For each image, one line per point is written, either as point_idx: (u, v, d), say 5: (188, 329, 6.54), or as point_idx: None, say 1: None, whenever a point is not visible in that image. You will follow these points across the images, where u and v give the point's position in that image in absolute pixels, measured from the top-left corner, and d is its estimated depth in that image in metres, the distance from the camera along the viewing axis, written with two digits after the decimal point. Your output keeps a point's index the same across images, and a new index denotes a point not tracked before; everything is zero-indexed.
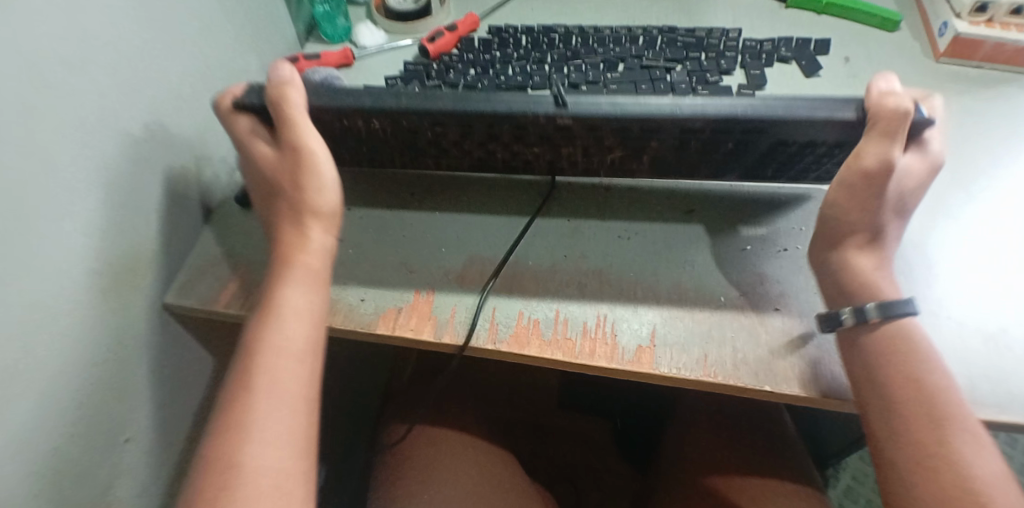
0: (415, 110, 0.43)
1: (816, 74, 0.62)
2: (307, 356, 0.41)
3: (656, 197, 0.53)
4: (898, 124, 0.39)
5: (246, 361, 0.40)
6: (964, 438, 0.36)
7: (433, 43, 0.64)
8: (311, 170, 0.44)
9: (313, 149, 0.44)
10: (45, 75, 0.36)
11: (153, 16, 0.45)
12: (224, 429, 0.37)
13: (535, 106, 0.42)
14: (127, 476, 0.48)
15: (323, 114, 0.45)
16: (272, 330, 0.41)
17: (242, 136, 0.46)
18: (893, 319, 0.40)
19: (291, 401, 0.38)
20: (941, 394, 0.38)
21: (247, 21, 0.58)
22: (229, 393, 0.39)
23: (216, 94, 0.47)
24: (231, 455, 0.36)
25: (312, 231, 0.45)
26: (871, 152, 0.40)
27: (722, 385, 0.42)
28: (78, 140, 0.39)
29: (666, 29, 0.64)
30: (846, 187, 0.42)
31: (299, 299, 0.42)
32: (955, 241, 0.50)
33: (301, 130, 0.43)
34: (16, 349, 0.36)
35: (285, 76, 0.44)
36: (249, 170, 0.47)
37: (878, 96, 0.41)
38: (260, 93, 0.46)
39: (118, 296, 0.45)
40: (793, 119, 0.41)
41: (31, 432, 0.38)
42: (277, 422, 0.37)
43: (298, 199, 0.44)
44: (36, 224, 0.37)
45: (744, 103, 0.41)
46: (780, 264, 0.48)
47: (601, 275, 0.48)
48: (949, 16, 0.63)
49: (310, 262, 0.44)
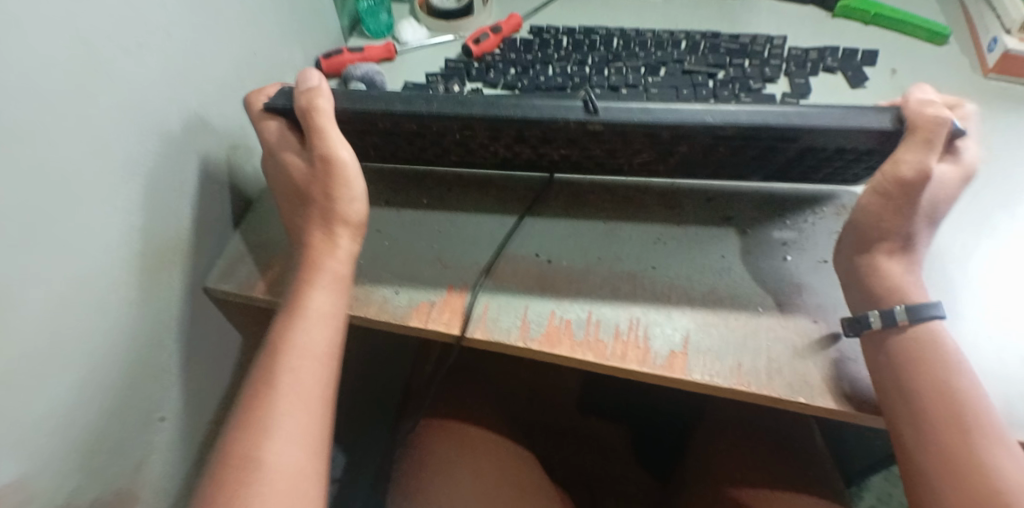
0: (445, 116, 0.42)
1: (862, 85, 0.60)
2: (327, 360, 0.41)
3: (693, 203, 0.53)
4: (937, 132, 0.39)
5: (270, 359, 0.40)
6: (987, 444, 0.36)
7: (477, 44, 0.64)
8: (341, 181, 0.44)
9: (343, 159, 0.44)
10: (104, 56, 0.38)
11: (207, 6, 0.47)
12: (245, 424, 0.38)
13: (565, 112, 0.41)
14: (161, 454, 0.50)
15: (348, 118, 0.45)
16: (297, 331, 0.41)
17: (274, 141, 0.46)
18: (923, 321, 0.39)
19: (310, 402, 0.39)
20: (966, 401, 0.37)
21: (295, 14, 0.60)
22: (252, 389, 0.39)
23: (247, 95, 0.47)
24: (249, 450, 0.36)
25: (341, 238, 0.45)
26: (909, 160, 0.40)
27: (755, 395, 0.41)
28: (131, 122, 0.41)
29: (709, 34, 0.63)
30: (880, 193, 0.41)
31: (324, 304, 0.43)
32: (997, 260, 0.48)
33: (332, 139, 0.43)
34: (65, 324, 0.38)
35: (317, 86, 0.44)
36: (275, 176, 0.47)
37: (918, 105, 0.40)
38: (288, 96, 0.45)
39: (159, 276, 0.46)
40: (824, 129, 0.40)
41: (77, 404, 0.40)
42: (295, 421, 0.38)
43: (327, 207, 0.44)
44: (87, 198, 0.38)
45: (776, 112, 0.40)
46: (819, 275, 0.47)
47: (634, 279, 0.48)
48: (999, 32, 0.62)
49: (337, 268, 0.44)
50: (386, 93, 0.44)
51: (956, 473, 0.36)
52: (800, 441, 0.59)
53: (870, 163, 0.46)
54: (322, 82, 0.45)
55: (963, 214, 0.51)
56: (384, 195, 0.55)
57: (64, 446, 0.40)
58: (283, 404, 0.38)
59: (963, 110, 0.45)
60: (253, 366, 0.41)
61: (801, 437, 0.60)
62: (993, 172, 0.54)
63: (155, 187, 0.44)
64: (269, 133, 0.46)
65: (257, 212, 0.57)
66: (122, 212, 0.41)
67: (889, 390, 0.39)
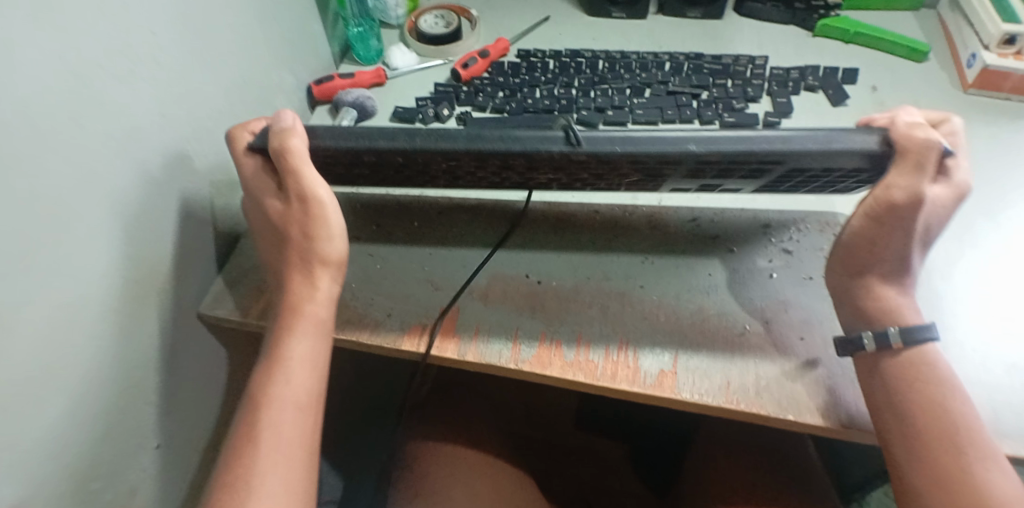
0: (431, 149, 0.43)
1: (843, 103, 0.62)
2: (309, 409, 0.41)
3: (678, 222, 0.54)
4: (926, 156, 0.40)
5: (250, 415, 0.40)
6: (977, 457, 0.36)
7: (466, 69, 0.66)
8: (319, 220, 0.45)
9: (320, 198, 0.44)
10: (96, 91, 0.38)
11: (197, 39, 0.48)
12: (227, 482, 0.38)
13: (548, 144, 0.42)
14: (153, 481, 0.50)
15: (337, 155, 0.45)
16: (278, 382, 0.41)
17: (251, 179, 0.46)
18: (916, 344, 0.40)
19: (292, 455, 0.39)
20: (956, 416, 0.37)
21: (285, 42, 0.61)
22: (236, 443, 0.39)
23: (230, 131, 0.47)
24: (231, 507, 0.37)
25: (319, 280, 0.45)
26: (901, 185, 0.40)
27: (744, 413, 0.42)
28: (123, 153, 0.41)
29: (692, 55, 0.65)
30: (872, 217, 0.42)
31: (304, 352, 0.43)
32: (981, 271, 0.49)
33: (308, 179, 0.44)
34: (57, 354, 0.38)
35: (291, 126, 0.45)
36: (257, 213, 0.47)
37: (907, 129, 0.41)
38: (264, 135, 0.46)
39: (151, 304, 0.47)
40: (805, 152, 0.40)
41: (70, 433, 0.40)
42: (276, 475, 0.38)
43: (307, 246, 0.45)
44: (79, 228, 0.38)
45: (760, 138, 0.41)
46: (804, 292, 0.48)
47: (623, 298, 0.49)
48: (977, 48, 0.63)
49: (317, 313, 0.44)
50: (374, 129, 0.44)
51: (945, 485, 0.36)
52: (795, 455, 0.60)
53: (860, 179, 0.47)
54: (295, 122, 0.45)
55: (946, 229, 0.52)
56: (374, 221, 0.56)
57: (56, 476, 0.40)
58: (265, 462, 0.38)
59: (949, 126, 0.45)
60: (237, 418, 0.41)
61: (796, 448, 0.60)
62: (975, 185, 0.55)
63: (148, 216, 0.45)
64: (245, 171, 0.47)
65: (249, 237, 0.58)
66: (115, 241, 0.42)
67: (880, 407, 0.39)
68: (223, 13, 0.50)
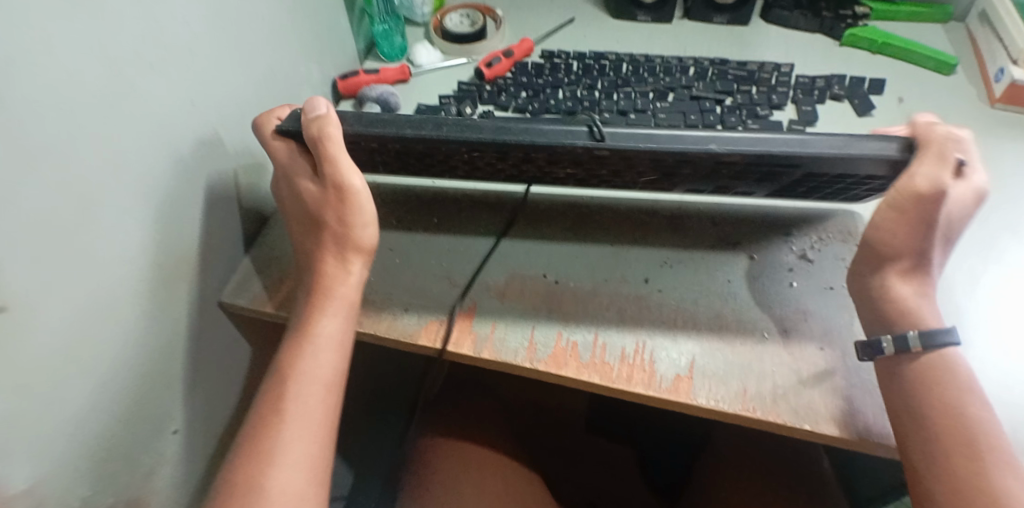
0: (454, 138, 0.43)
1: (869, 113, 0.61)
2: (333, 385, 0.42)
3: (699, 226, 0.54)
4: (946, 150, 0.41)
5: (279, 385, 0.41)
6: (995, 464, 0.35)
7: (489, 67, 0.66)
8: (355, 206, 0.45)
9: (356, 187, 0.45)
10: (126, 77, 0.39)
11: (227, 29, 0.48)
12: (252, 447, 0.38)
13: (571, 138, 0.42)
14: (170, 463, 0.50)
15: (359, 140, 0.45)
16: (305, 356, 0.42)
17: (286, 161, 0.47)
18: (936, 348, 0.39)
19: (316, 430, 0.40)
20: (980, 424, 0.37)
21: (313, 36, 0.62)
22: (262, 410, 0.40)
23: (256, 119, 0.47)
24: (255, 476, 0.37)
25: (352, 264, 0.46)
26: (923, 174, 0.40)
27: (761, 421, 0.41)
28: (151, 140, 0.42)
29: (717, 61, 0.65)
30: (896, 209, 0.41)
31: (333, 329, 0.43)
32: (1006, 289, 0.48)
33: (342, 167, 0.44)
34: (84, 336, 0.39)
35: (327, 113, 0.45)
36: (292, 201, 0.48)
37: (924, 128, 0.42)
38: (298, 119, 0.46)
39: (173, 289, 0.47)
40: (827, 158, 0.41)
41: (96, 412, 0.41)
42: (298, 446, 0.38)
43: (341, 232, 0.46)
44: (99, 218, 0.39)
45: (780, 142, 0.41)
46: (826, 302, 0.48)
47: (641, 301, 0.49)
48: (1006, 62, 0.62)
49: (347, 295, 0.45)
50: (398, 116, 0.44)
51: (954, 484, 0.35)
52: (803, 461, 0.60)
53: (872, 186, 0.47)
54: (329, 109, 0.45)
55: (971, 245, 0.51)
56: (394, 216, 0.56)
57: (83, 454, 0.41)
58: (291, 432, 0.39)
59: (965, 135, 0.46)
60: (263, 385, 0.42)
61: (807, 455, 0.60)
62: (1004, 202, 0.54)
63: (173, 201, 0.46)
64: (277, 154, 0.47)
65: (272, 229, 0.59)
66: (141, 226, 0.42)
67: (901, 414, 0.39)
68: (253, 5, 0.51)
